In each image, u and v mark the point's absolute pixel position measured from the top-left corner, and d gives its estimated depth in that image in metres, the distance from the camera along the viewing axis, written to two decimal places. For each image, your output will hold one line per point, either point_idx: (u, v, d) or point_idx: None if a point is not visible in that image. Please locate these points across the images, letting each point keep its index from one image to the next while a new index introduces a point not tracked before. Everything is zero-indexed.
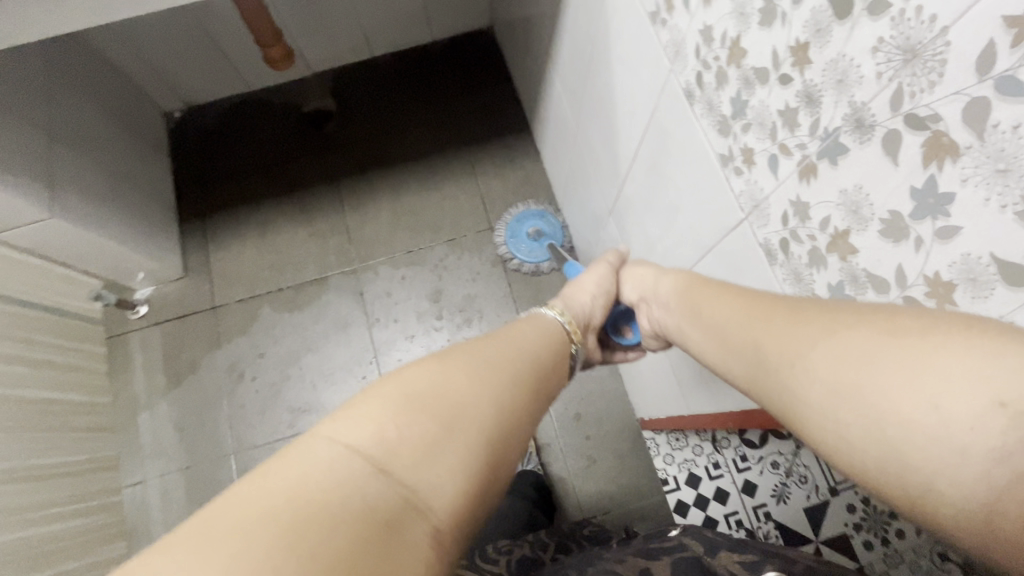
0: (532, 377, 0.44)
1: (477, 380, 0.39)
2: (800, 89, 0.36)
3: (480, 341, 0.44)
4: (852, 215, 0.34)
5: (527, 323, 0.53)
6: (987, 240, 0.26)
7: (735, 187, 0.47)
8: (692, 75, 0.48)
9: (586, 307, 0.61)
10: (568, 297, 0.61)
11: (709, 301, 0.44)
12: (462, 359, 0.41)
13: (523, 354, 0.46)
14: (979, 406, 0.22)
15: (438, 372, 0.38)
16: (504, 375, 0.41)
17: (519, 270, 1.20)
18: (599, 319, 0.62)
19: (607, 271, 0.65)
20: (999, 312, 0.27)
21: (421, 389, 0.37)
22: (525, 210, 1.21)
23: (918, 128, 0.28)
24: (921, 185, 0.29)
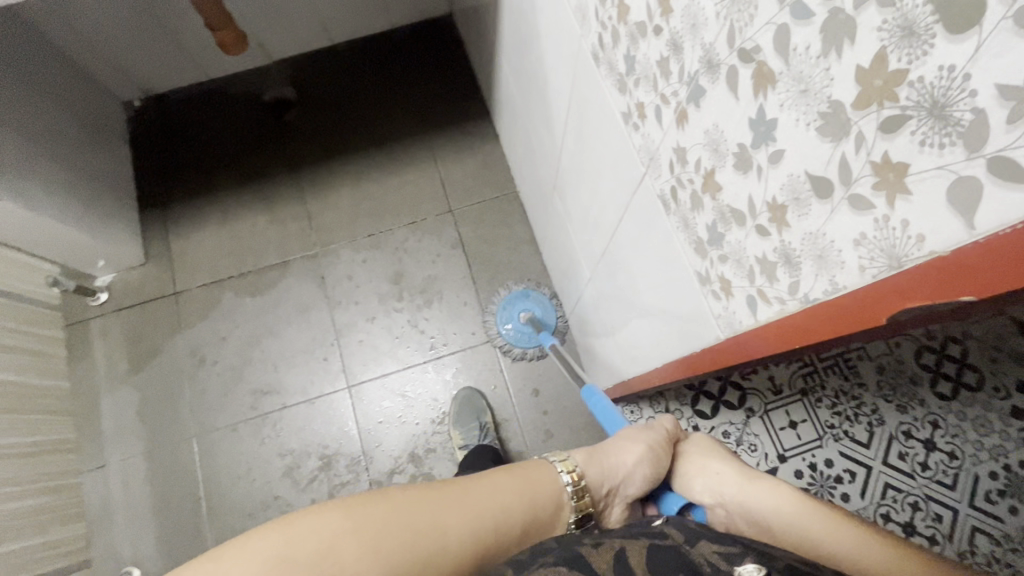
0: (450, 557, 0.43)
1: (361, 562, 0.40)
2: (668, 38, 0.38)
3: (414, 497, 0.45)
4: (714, 153, 0.37)
5: (527, 471, 0.52)
6: (802, 158, 0.29)
7: (635, 142, 0.49)
8: (596, 38, 0.51)
9: (621, 472, 0.54)
10: (608, 452, 0.55)
11: (802, 516, 0.45)
12: (374, 523, 0.42)
13: (460, 528, 0.44)
14: None
15: (329, 540, 0.41)
16: (413, 553, 0.42)
17: (522, 358, 1.16)
18: (636, 492, 0.54)
19: (661, 440, 0.57)
20: (817, 228, 0.29)
21: (301, 556, 0.40)
22: (512, 293, 1.17)
23: (747, 61, 0.30)
24: (754, 114, 0.31)
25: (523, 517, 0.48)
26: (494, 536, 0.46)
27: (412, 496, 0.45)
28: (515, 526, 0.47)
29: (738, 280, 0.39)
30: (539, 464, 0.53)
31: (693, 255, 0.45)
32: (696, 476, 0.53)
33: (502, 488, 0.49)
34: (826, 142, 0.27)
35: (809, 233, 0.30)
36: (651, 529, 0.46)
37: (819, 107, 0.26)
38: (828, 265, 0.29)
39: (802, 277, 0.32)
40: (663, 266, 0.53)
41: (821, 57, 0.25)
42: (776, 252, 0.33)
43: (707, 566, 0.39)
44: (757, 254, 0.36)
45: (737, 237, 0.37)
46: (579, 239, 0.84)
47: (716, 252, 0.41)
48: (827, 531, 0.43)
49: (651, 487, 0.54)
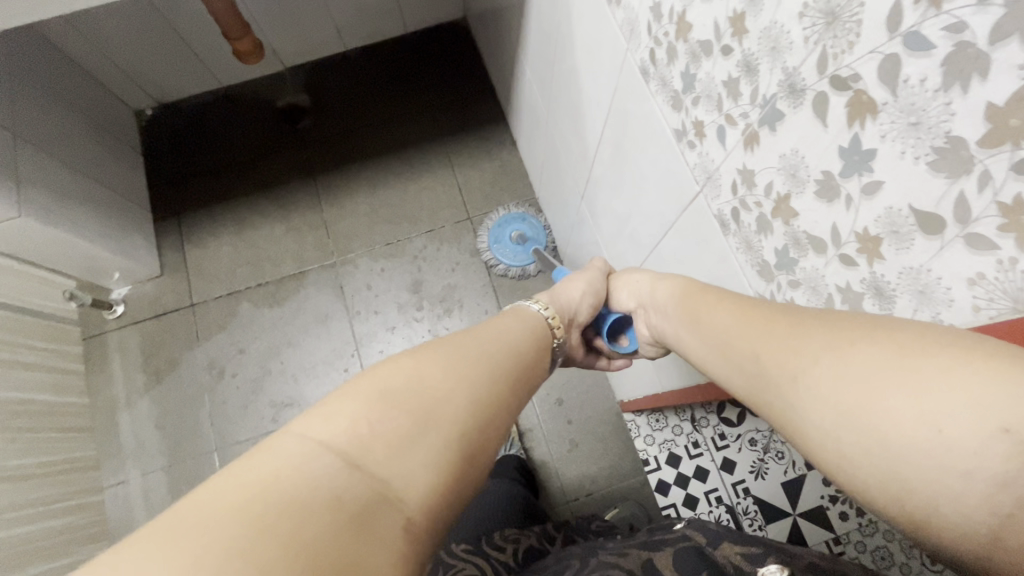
0: (514, 367, 0.42)
1: (449, 377, 0.37)
2: (740, 59, 0.37)
3: (455, 335, 0.42)
4: (791, 178, 0.36)
5: (517, 316, 0.50)
6: (905, 192, 0.27)
7: (690, 160, 0.48)
8: (646, 53, 0.49)
9: (573, 304, 0.57)
10: (556, 290, 0.57)
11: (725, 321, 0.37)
12: (440, 351, 0.39)
13: (502, 348, 0.43)
14: (980, 432, 0.21)
15: (411, 367, 0.37)
16: (481, 362, 0.40)
17: (504, 275, 1.19)
18: (586, 317, 0.57)
19: (599, 275, 0.61)
20: (919, 263, 0.28)
21: (396, 386, 0.35)
22: (507, 214, 1.19)
23: (842, 89, 0.29)
24: (847, 144, 0.30)
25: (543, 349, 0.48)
26: (533, 357, 0.46)
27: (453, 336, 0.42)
28: (539, 348, 0.47)
29: (811, 306, 0.38)
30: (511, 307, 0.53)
31: (754, 277, 0.44)
32: (623, 288, 0.57)
33: (512, 326, 0.48)
34: (941, 178, 0.25)
35: (908, 268, 0.29)
36: (674, 536, 0.53)
37: (932, 142, 0.25)
38: (931, 302, 0.28)
39: (895, 311, 0.31)
40: (715, 283, 0.52)
41: (941, 91, 0.24)
42: (864, 284, 0.32)
43: (733, 568, 0.45)
44: (838, 283, 0.35)
45: (815, 264, 0.36)
46: (610, 249, 0.82)
47: (786, 277, 0.40)
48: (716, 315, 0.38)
49: (596, 310, 0.59)
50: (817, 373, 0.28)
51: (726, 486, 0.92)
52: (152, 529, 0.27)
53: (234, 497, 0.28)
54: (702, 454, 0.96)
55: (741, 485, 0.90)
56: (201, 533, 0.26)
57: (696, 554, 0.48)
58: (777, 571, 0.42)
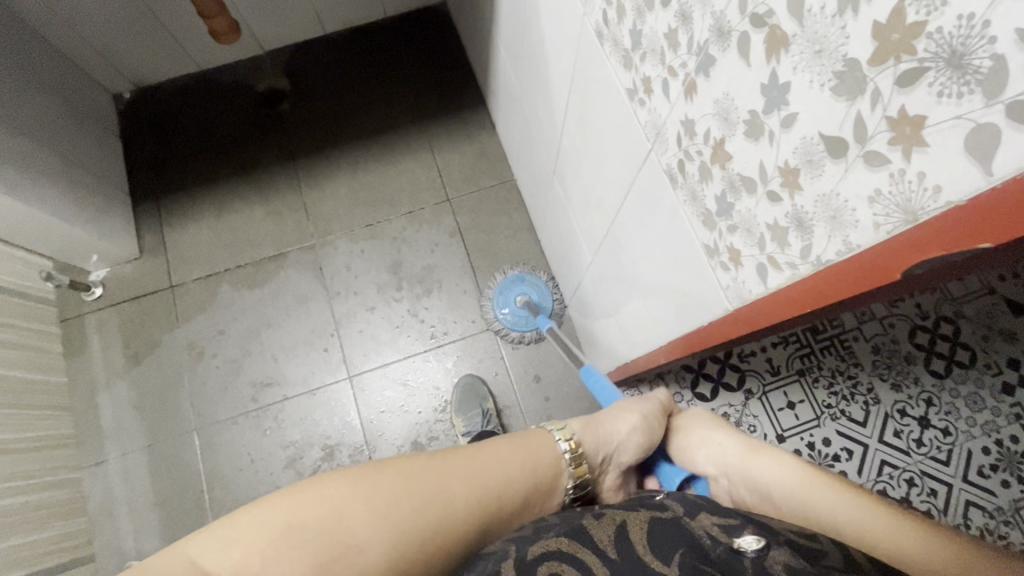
0: (456, 518, 0.43)
1: (369, 527, 0.40)
2: (677, 9, 0.38)
3: (420, 463, 0.45)
4: (724, 122, 0.37)
5: (529, 441, 0.52)
6: (815, 120, 0.29)
7: (641, 119, 0.50)
8: (600, 15, 0.51)
9: (615, 442, 0.56)
10: (601, 421, 0.57)
11: (825, 502, 0.44)
12: (382, 491, 0.42)
13: (469, 487, 0.45)
14: None
15: (340, 503, 0.41)
16: (422, 514, 0.42)
17: (520, 342, 1.16)
18: (629, 459, 0.56)
19: (653, 411, 0.60)
20: (829, 188, 0.30)
21: (312, 524, 0.40)
22: (507, 278, 1.17)
23: (759, 26, 0.31)
24: (767, 80, 0.32)
25: (522, 484, 0.48)
26: (496, 500, 0.46)
27: (416, 467, 0.45)
28: (518, 482, 0.48)
29: (748, 249, 0.40)
30: (542, 431, 0.54)
31: (700, 228, 0.46)
32: (697, 448, 0.55)
33: (498, 459, 0.48)
34: (842, 102, 0.27)
35: (822, 195, 0.30)
36: (653, 503, 0.47)
37: (833, 68, 0.27)
38: (842, 225, 0.30)
39: (814, 241, 0.33)
40: (670, 243, 0.53)
41: (837, 16, 0.26)
42: (788, 217, 0.34)
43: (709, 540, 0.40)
44: (768, 221, 0.36)
45: (748, 206, 0.38)
46: (580, 223, 0.84)
47: (726, 223, 0.41)
48: (814, 495, 0.44)
49: (642, 453, 0.56)
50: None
51: None
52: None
53: None
54: None
55: None
56: None
57: (674, 527, 0.41)
58: (753, 540, 0.37)
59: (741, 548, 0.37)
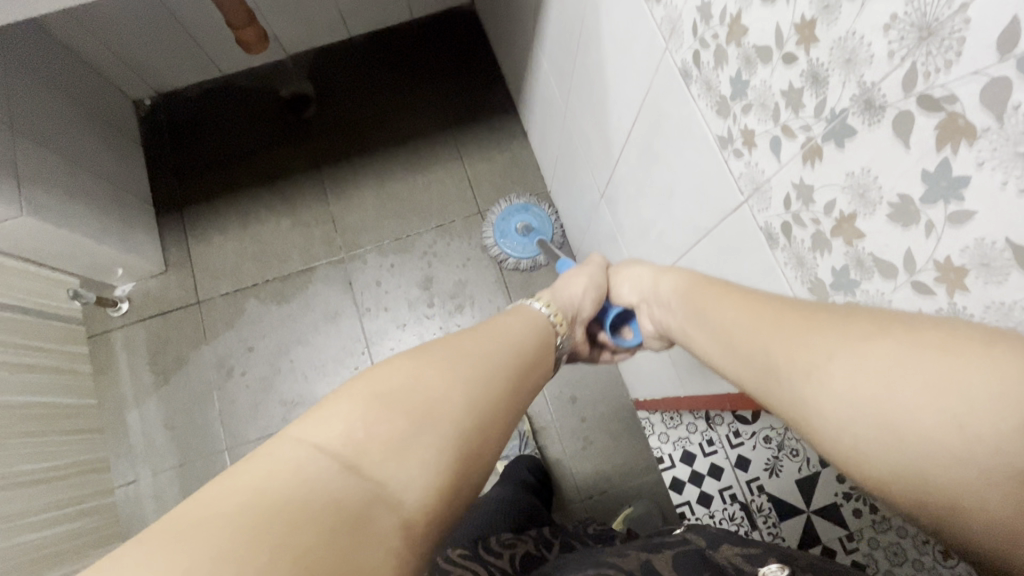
0: (512, 369, 0.43)
1: (441, 378, 0.38)
2: (805, 68, 0.35)
3: (462, 335, 0.44)
4: (859, 198, 0.34)
5: (523, 313, 0.52)
6: (1003, 224, 0.26)
7: (734, 170, 0.46)
8: (689, 54, 0.47)
9: (576, 300, 0.58)
10: (559, 288, 0.59)
11: (741, 315, 0.38)
12: (435, 353, 0.40)
13: (502, 346, 0.45)
14: (981, 417, 0.22)
15: (413, 370, 0.38)
16: (480, 363, 0.41)
17: (515, 268, 1.17)
18: (590, 313, 0.59)
19: (598, 270, 0.63)
20: (1012, 298, 0.27)
21: (394, 388, 0.37)
22: (509, 205, 1.15)
23: (932, 109, 0.27)
24: (933, 168, 0.28)
25: (545, 352, 0.49)
26: (531, 357, 0.47)
27: (450, 338, 0.43)
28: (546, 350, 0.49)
29: None
30: (515, 307, 0.54)
31: (803, 294, 0.42)
32: (626, 283, 0.60)
33: (511, 327, 0.49)
34: None
35: (998, 302, 0.27)
36: (676, 539, 0.53)
37: None
38: None
39: None
40: None
41: None
42: (941, 313, 0.31)
43: (733, 567, 0.45)
44: (908, 310, 0.33)
45: (880, 288, 0.35)
46: (631, 250, 0.80)
47: (843, 298, 0.38)
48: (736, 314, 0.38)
49: (598, 304, 0.61)
50: (865, 379, 0.27)
51: (740, 483, 0.94)
52: (170, 521, 0.29)
53: (229, 499, 0.29)
54: (716, 451, 0.99)
55: (756, 482, 0.92)
56: (188, 539, 0.27)
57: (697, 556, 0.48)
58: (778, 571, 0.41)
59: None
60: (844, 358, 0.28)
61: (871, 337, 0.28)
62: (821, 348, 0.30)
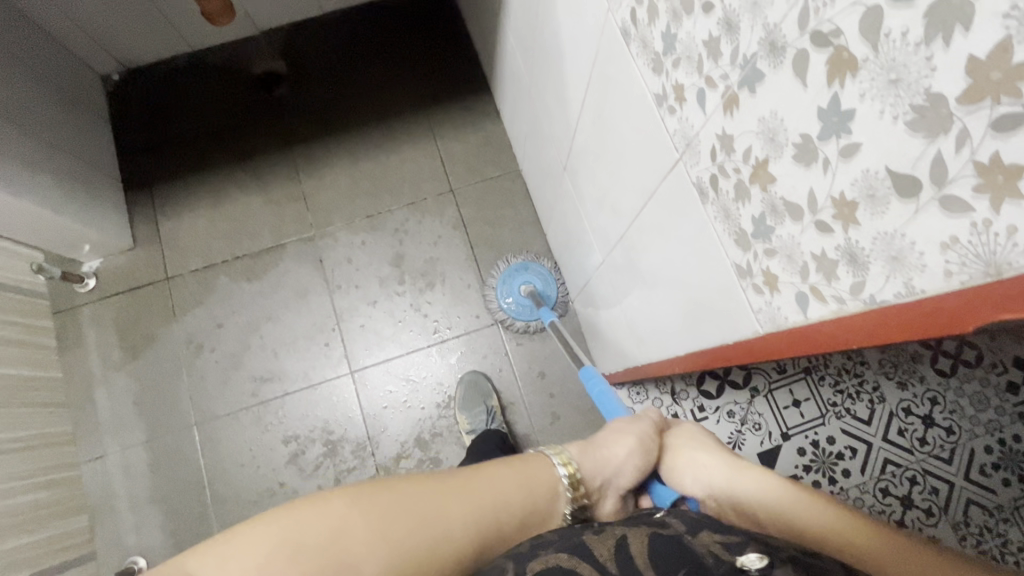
0: (457, 545, 0.44)
1: (364, 551, 0.41)
2: (721, 16, 0.35)
3: (418, 485, 0.46)
4: (769, 142, 0.35)
5: (532, 463, 0.52)
6: (882, 153, 0.27)
7: (669, 127, 0.47)
8: (627, 13, 0.47)
9: (614, 465, 0.54)
10: (598, 446, 0.55)
11: (796, 511, 0.45)
12: (375, 509, 0.43)
13: (465, 514, 0.45)
14: None
15: (339, 522, 0.42)
16: (417, 540, 0.43)
17: (524, 331, 1.15)
18: (628, 483, 0.55)
19: (651, 429, 0.58)
20: (893, 228, 0.28)
21: (309, 544, 0.40)
22: (510, 267, 1.15)
23: (822, 45, 0.28)
24: (826, 104, 0.29)
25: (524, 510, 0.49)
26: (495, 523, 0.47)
27: (412, 490, 0.45)
28: (516, 510, 0.48)
29: (787, 275, 0.38)
30: (535, 453, 0.54)
31: (731, 247, 0.43)
32: (683, 469, 0.54)
33: (500, 481, 0.49)
34: (919, 138, 0.25)
35: (883, 233, 0.28)
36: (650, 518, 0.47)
37: (911, 100, 0.24)
38: (904, 267, 0.28)
39: (868, 277, 0.31)
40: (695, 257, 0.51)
41: (922, 45, 0.23)
42: (838, 250, 0.32)
43: (710, 556, 0.39)
44: (813, 251, 0.34)
45: (791, 232, 0.36)
46: (592, 222, 0.81)
47: (762, 246, 0.39)
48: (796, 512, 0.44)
49: (642, 473, 0.55)
50: None
51: None
52: None
53: None
54: None
55: None
56: None
57: (675, 543, 0.41)
58: (757, 559, 0.37)
59: (745, 567, 0.36)
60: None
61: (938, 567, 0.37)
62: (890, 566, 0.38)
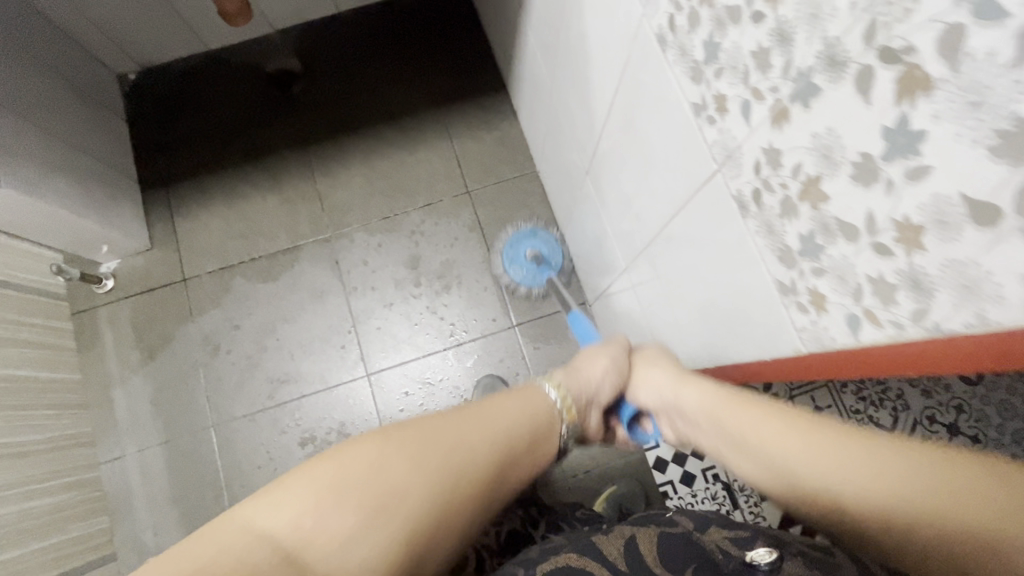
0: (484, 461, 0.50)
1: (403, 475, 0.46)
2: (772, 27, 0.34)
3: (435, 418, 0.51)
4: (824, 159, 0.33)
5: (530, 394, 0.58)
6: (956, 177, 0.25)
7: (708, 137, 0.45)
8: (664, 19, 0.46)
9: (594, 383, 0.63)
10: (579, 369, 0.63)
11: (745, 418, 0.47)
12: (403, 441, 0.48)
13: (483, 437, 0.51)
14: (980, 502, 0.30)
15: (374, 457, 0.46)
16: (448, 461, 0.48)
17: (526, 297, 1.16)
18: (607, 397, 0.63)
19: (621, 351, 0.67)
20: (965, 256, 0.26)
21: (354, 476, 0.45)
22: (517, 232, 1.15)
23: (892, 62, 0.27)
24: (892, 124, 0.28)
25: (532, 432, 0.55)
26: (510, 445, 0.53)
27: (430, 421, 0.50)
28: (525, 434, 0.54)
29: (837, 296, 0.36)
30: (524, 385, 0.60)
31: (773, 263, 0.42)
32: (642, 385, 0.62)
33: (507, 408, 0.55)
34: (1002, 164, 0.23)
35: (952, 260, 0.27)
36: (664, 518, 0.53)
37: (994, 124, 0.23)
38: (977, 297, 0.26)
39: (933, 304, 0.29)
40: (731, 269, 0.49)
41: (1010, 68, 0.21)
42: (900, 275, 0.30)
43: (721, 556, 0.45)
44: (869, 273, 0.33)
45: (844, 252, 0.34)
46: (615, 227, 0.80)
47: (809, 264, 0.38)
48: (743, 420, 0.46)
49: (617, 389, 0.64)
50: (894, 485, 0.34)
51: None
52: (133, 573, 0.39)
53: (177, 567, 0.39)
54: None
55: None
56: None
57: (686, 543, 0.48)
58: (765, 553, 0.41)
59: (754, 562, 0.41)
60: (868, 471, 0.36)
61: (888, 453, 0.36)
62: (838, 460, 0.38)
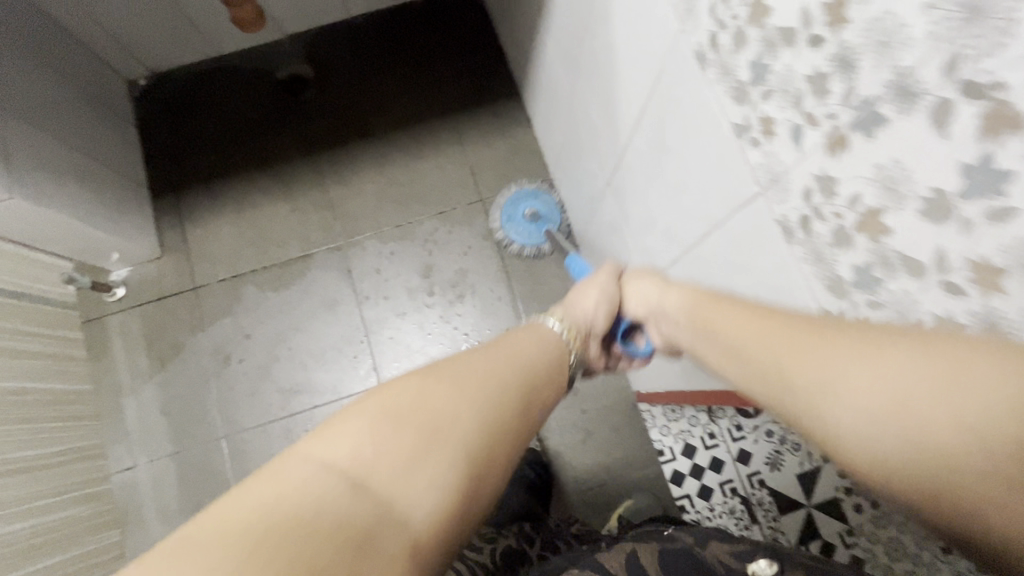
0: (517, 382, 0.49)
1: (450, 404, 0.44)
2: (833, 52, 0.32)
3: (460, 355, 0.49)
4: (887, 192, 0.32)
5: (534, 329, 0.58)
6: None
7: (751, 160, 0.44)
8: (705, 36, 0.45)
9: (589, 315, 0.61)
10: (571, 303, 0.62)
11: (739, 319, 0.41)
12: (442, 373, 0.46)
13: (510, 364, 0.50)
14: (971, 421, 0.25)
15: (417, 388, 0.44)
16: (484, 384, 0.46)
17: (519, 254, 1.16)
18: (604, 326, 0.62)
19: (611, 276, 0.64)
20: None
21: (404, 406, 0.43)
22: (519, 191, 1.13)
23: (975, 97, 0.25)
24: (973, 161, 0.26)
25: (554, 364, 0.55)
26: (537, 374, 0.52)
27: (456, 357, 0.49)
28: (547, 365, 0.53)
29: None
30: (529, 324, 0.59)
31: (821, 291, 0.41)
32: (632, 298, 0.61)
33: (528, 342, 0.54)
34: None
35: None
36: (664, 535, 0.54)
37: None
38: None
39: None
40: (770, 293, 0.48)
41: None
42: (973, 316, 0.29)
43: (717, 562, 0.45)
44: (936, 311, 0.31)
45: (906, 287, 0.33)
46: (637, 241, 0.78)
47: (864, 296, 0.37)
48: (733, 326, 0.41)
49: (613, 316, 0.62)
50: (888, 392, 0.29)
51: (743, 478, 0.94)
52: (185, 537, 0.34)
53: (242, 516, 0.35)
54: (718, 445, 0.98)
55: (756, 476, 0.93)
56: (196, 555, 0.32)
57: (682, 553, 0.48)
58: (767, 566, 0.41)
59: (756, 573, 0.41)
60: (866, 376, 0.30)
61: (888, 356, 0.30)
62: (831, 363, 0.32)
